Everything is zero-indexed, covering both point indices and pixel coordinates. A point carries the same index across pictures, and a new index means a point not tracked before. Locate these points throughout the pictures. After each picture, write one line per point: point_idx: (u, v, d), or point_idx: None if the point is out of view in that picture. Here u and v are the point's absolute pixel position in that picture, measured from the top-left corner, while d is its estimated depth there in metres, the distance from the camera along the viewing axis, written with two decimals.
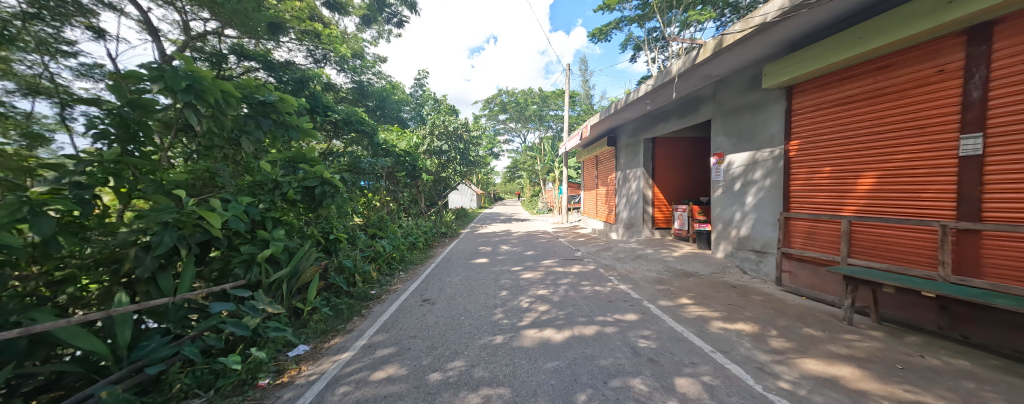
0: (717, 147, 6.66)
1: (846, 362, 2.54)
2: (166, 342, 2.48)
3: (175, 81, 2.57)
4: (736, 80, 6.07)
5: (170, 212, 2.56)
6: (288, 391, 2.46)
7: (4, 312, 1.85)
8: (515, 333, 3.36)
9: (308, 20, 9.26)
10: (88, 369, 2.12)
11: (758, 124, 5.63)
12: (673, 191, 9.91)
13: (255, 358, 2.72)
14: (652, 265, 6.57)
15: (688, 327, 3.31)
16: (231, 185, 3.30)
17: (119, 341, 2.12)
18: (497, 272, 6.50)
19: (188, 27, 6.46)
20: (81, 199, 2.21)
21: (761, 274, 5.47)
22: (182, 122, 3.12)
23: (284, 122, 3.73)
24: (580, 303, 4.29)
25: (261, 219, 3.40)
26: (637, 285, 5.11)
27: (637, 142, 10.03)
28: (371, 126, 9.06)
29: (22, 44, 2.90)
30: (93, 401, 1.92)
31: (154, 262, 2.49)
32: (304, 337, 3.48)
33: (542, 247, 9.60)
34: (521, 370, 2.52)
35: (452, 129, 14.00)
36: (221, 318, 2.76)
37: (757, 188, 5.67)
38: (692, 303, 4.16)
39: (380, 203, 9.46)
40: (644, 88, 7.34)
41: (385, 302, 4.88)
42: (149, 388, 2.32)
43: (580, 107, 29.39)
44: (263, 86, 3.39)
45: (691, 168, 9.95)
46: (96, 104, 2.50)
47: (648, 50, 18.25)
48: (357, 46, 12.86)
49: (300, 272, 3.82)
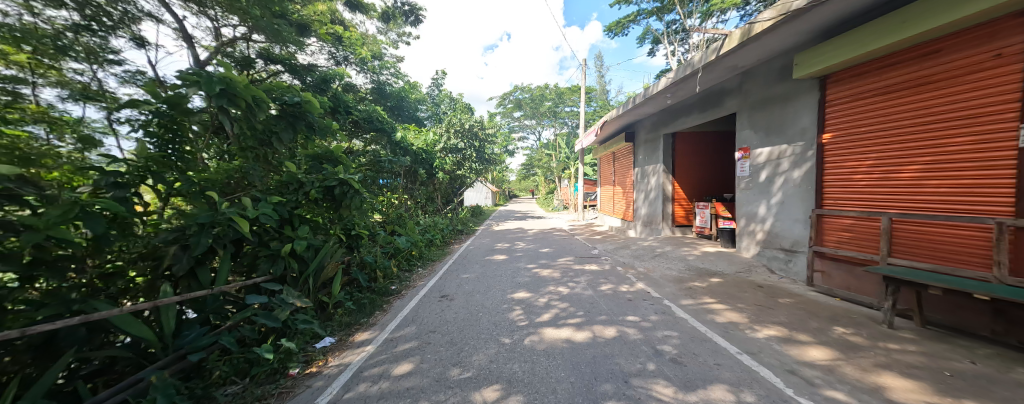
0: (743, 141, 6.41)
1: (888, 368, 2.41)
2: (205, 332, 2.63)
3: (208, 87, 2.74)
4: (763, 70, 5.80)
5: (207, 216, 2.69)
6: (317, 381, 2.58)
7: (67, 301, 2.03)
8: (533, 330, 3.37)
9: (330, 23, 9.61)
10: (139, 355, 2.30)
11: (788, 116, 5.36)
12: (693, 188, 9.63)
13: (286, 348, 2.86)
14: (672, 263, 6.43)
15: (712, 328, 3.22)
16: (261, 184, 3.46)
17: (165, 329, 2.29)
18: (513, 269, 6.52)
19: (220, 34, 6.88)
20: (119, 198, 2.34)
21: (790, 274, 5.24)
22: (217, 123, 3.23)
23: (311, 123, 3.87)
24: (599, 301, 4.27)
25: (288, 217, 3.56)
26: (657, 284, 5.02)
27: (655, 138, 9.82)
28: (389, 126, 9.30)
29: (74, 53, 3.28)
30: (145, 384, 2.07)
31: (191, 261, 2.64)
32: (330, 330, 3.63)
33: (558, 244, 9.55)
34: (540, 367, 2.54)
35: (468, 127, 14.12)
36: (255, 310, 2.94)
37: (785, 183, 5.42)
38: (716, 303, 4.04)
39: (398, 201, 9.72)
40: (663, 82, 7.14)
41: (405, 297, 5.01)
42: (191, 374, 2.49)
43: (596, 103, 28.99)
44: (290, 87, 3.56)
45: (712, 164, 9.65)
46: (137, 105, 2.67)
47: (667, 43, 17.72)
48: (377, 47, 13.45)
49: (325, 266, 3.99)
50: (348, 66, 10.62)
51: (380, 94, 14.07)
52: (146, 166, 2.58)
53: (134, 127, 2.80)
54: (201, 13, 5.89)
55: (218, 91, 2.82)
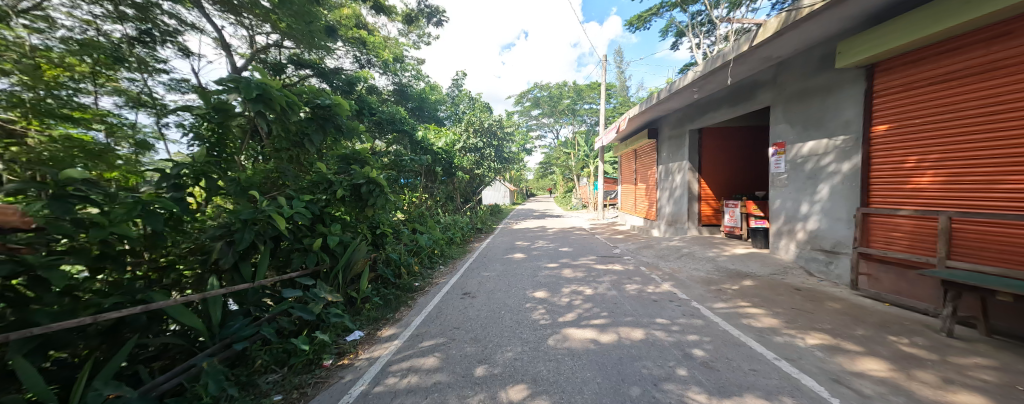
0: (778, 136, 6.11)
1: (947, 381, 2.23)
2: (247, 323, 2.80)
3: (247, 92, 2.92)
4: (801, 60, 5.48)
5: (250, 213, 2.85)
6: (349, 373, 2.68)
7: (132, 291, 2.22)
8: (556, 330, 3.35)
9: (355, 27, 9.92)
10: (189, 343, 2.48)
11: (829, 108, 5.03)
12: (720, 186, 9.30)
13: (320, 340, 2.98)
14: (700, 263, 6.20)
15: (746, 333, 3.08)
16: (294, 183, 3.64)
17: (213, 320, 2.45)
18: (534, 268, 6.50)
19: (254, 42, 7.26)
20: (176, 198, 2.54)
21: (831, 277, 4.93)
22: (254, 126, 3.41)
23: (339, 125, 4.02)
24: (623, 302, 4.19)
25: (320, 215, 3.71)
26: (684, 286, 4.86)
27: (680, 134, 9.51)
28: (410, 126, 9.51)
29: (128, 64, 3.62)
30: (196, 370, 2.23)
31: (235, 255, 2.81)
32: (359, 324, 3.76)
33: (578, 243, 9.42)
34: (565, 367, 2.53)
35: (487, 126, 14.28)
36: (291, 303, 3.09)
37: (827, 180, 5.09)
38: (750, 307, 3.86)
39: (419, 200, 9.92)
40: (690, 76, 6.87)
41: (428, 294, 5.12)
42: (236, 362, 2.66)
43: (616, 100, 28.38)
44: (321, 91, 3.72)
45: (739, 160, 9.32)
46: (190, 110, 2.95)
47: (692, 36, 17.06)
48: (398, 50, 13.75)
49: (353, 262, 4.14)
50: (372, 69, 10.93)
51: (402, 95, 14.37)
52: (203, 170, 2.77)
53: (187, 130, 3.07)
54: (236, 22, 6.24)
55: (256, 95, 3.01)
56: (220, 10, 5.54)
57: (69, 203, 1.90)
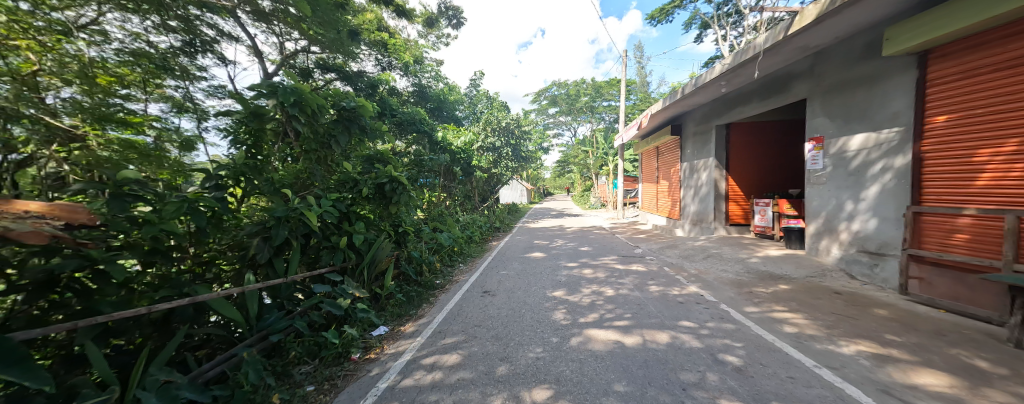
0: (816, 130, 5.76)
1: (1016, 396, 2.02)
2: (281, 316, 2.94)
3: (284, 97, 3.10)
4: (842, 49, 5.15)
5: (284, 211, 2.99)
6: (376, 366, 2.76)
7: (180, 284, 2.37)
8: (578, 330, 3.31)
9: (378, 31, 10.19)
10: (229, 334, 2.62)
11: (875, 99, 4.69)
12: (748, 184, 8.93)
13: (348, 335, 3.09)
14: (728, 265, 5.96)
15: (781, 338, 2.94)
16: (323, 183, 3.77)
17: (251, 312, 2.59)
18: (553, 267, 6.45)
19: (284, 48, 7.61)
20: (217, 197, 2.71)
21: (876, 281, 4.60)
22: (286, 129, 3.58)
23: (364, 126, 4.14)
24: (647, 303, 4.09)
25: (346, 214, 3.84)
26: (712, 288, 4.68)
27: (706, 130, 9.16)
28: (429, 126, 9.66)
29: (172, 72, 4.02)
30: (237, 359, 2.36)
31: (270, 251, 2.96)
32: (384, 319, 3.87)
33: (599, 243, 9.28)
34: (588, 368, 2.50)
35: (505, 125, 14.35)
36: (321, 298, 3.21)
37: (874, 176, 4.73)
38: (785, 311, 3.66)
39: (438, 199, 10.08)
40: (717, 69, 6.58)
41: (449, 291, 5.19)
42: (272, 353, 2.79)
43: (636, 96, 27.67)
44: (346, 93, 3.85)
45: (768, 157, 8.93)
46: (230, 115, 3.14)
47: (717, 28, 16.35)
48: (418, 52, 13.99)
49: (378, 259, 4.25)
50: (393, 71, 11.19)
51: (421, 96, 14.56)
52: (242, 171, 2.92)
53: (226, 133, 3.23)
54: (268, 30, 6.57)
55: (291, 100, 3.18)
56: (253, 19, 5.83)
57: (126, 202, 2.06)
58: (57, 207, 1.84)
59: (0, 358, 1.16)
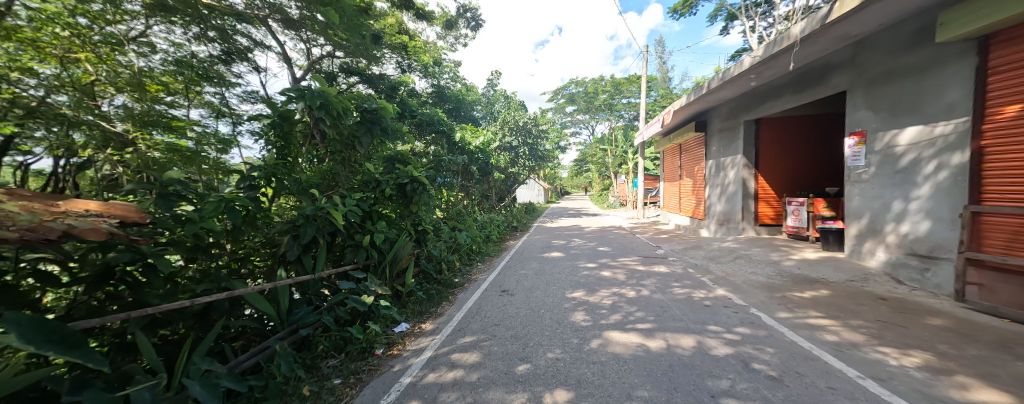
0: (857, 124, 5.38)
1: None
2: (310, 311, 3.06)
3: (312, 101, 3.23)
4: (888, 36, 4.78)
5: (312, 210, 3.10)
6: (399, 362, 2.82)
7: (219, 278, 2.51)
8: (599, 332, 3.25)
9: (398, 34, 10.41)
10: (263, 327, 2.75)
11: (927, 89, 4.33)
12: (779, 182, 8.50)
13: (372, 331, 3.18)
14: (758, 267, 5.68)
15: (819, 346, 2.77)
16: (347, 183, 3.89)
17: (282, 307, 2.71)
18: (572, 267, 6.37)
19: (310, 54, 7.93)
20: (250, 197, 2.85)
21: (928, 286, 4.24)
22: (313, 131, 3.73)
23: (385, 127, 4.23)
24: (670, 306, 3.97)
25: (369, 213, 3.94)
26: (741, 291, 4.47)
27: (733, 126, 8.76)
28: (448, 127, 9.80)
29: (210, 81, 4.74)
30: (269, 351, 2.47)
31: (299, 249, 3.08)
32: (405, 316, 3.95)
33: (619, 243, 9.09)
34: (610, 371, 2.46)
35: (522, 124, 14.36)
36: (347, 295, 3.32)
37: (926, 173, 4.37)
38: (822, 318, 3.44)
39: (456, 198, 10.21)
40: (747, 62, 6.27)
41: (468, 290, 5.23)
42: (302, 346, 2.92)
43: (657, 92, 26.87)
44: (368, 96, 3.95)
45: (801, 154, 8.47)
46: (261, 119, 3.30)
47: (745, 19, 15.57)
48: (437, 53, 14.19)
49: (399, 257, 4.35)
50: (413, 73, 11.42)
51: (440, 97, 14.71)
52: (272, 173, 3.05)
53: (258, 136, 3.42)
54: (296, 37, 6.86)
55: (318, 103, 3.30)
56: (283, 27, 6.10)
57: (170, 201, 2.21)
58: (111, 205, 2.00)
59: (59, 341, 1.25)
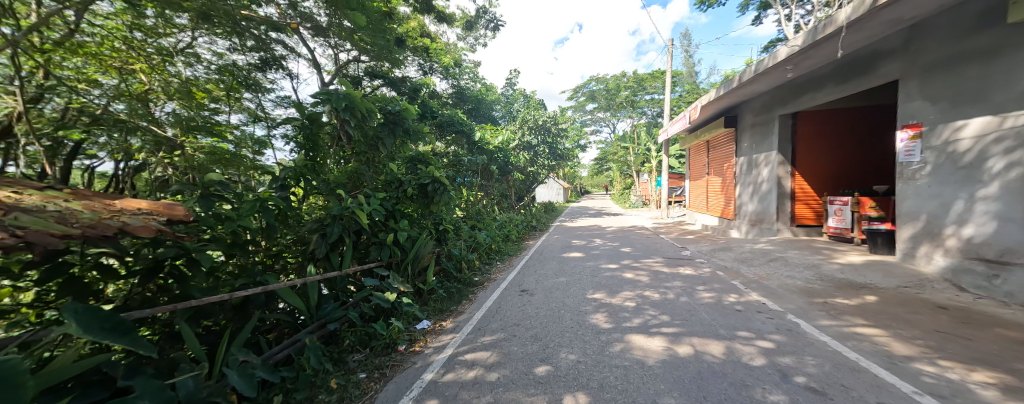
0: (912, 115, 4.93)
1: None
2: (337, 306, 3.17)
3: (337, 103, 3.36)
4: (948, 18, 4.35)
5: (339, 209, 3.21)
6: (421, 358, 2.87)
7: (255, 273, 2.65)
8: (621, 335, 3.17)
9: (421, 37, 10.63)
10: (294, 320, 2.89)
11: (996, 75, 3.91)
12: (818, 181, 7.97)
13: (394, 327, 3.25)
14: (795, 271, 5.34)
15: (866, 357, 2.55)
16: (371, 182, 3.99)
17: (311, 301, 2.82)
18: (593, 268, 6.25)
19: (338, 59, 8.25)
20: (281, 197, 3.00)
21: (997, 295, 3.81)
22: (339, 133, 3.86)
23: (407, 128, 4.32)
24: (698, 310, 3.80)
25: (392, 212, 4.04)
26: (777, 296, 4.21)
27: (767, 121, 8.28)
28: (468, 127, 9.90)
29: (252, 87, 5.25)
30: (300, 344, 2.59)
31: (326, 247, 3.20)
32: (427, 314, 4.02)
33: (642, 243, 8.83)
34: (634, 375, 2.38)
35: (541, 123, 14.27)
36: (371, 291, 3.42)
37: (997, 169, 3.93)
38: (870, 327, 3.17)
39: (476, 198, 10.30)
40: (782, 52, 5.90)
41: (487, 289, 5.25)
42: (329, 340, 3.04)
43: (683, 88, 25.83)
44: (391, 98, 4.04)
45: (842, 150, 7.93)
46: (291, 122, 3.45)
47: (780, 7, 14.63)
48: (457, 55, 14.36)
49: (420, 256, 4.42)
50: (434, 75, 11.64)
51: (461, 98, 14.83)
52: (301, 173, 3.18)
53: (289, 140, 3.58)
54: (324, 44, 7.16)
55: (344, 106, 3.43)
56: (313, 34, 6.39)
57: (211, 201, 2.36)
58: (159, 204, 2.15)
59: (111, 328, 1.36)
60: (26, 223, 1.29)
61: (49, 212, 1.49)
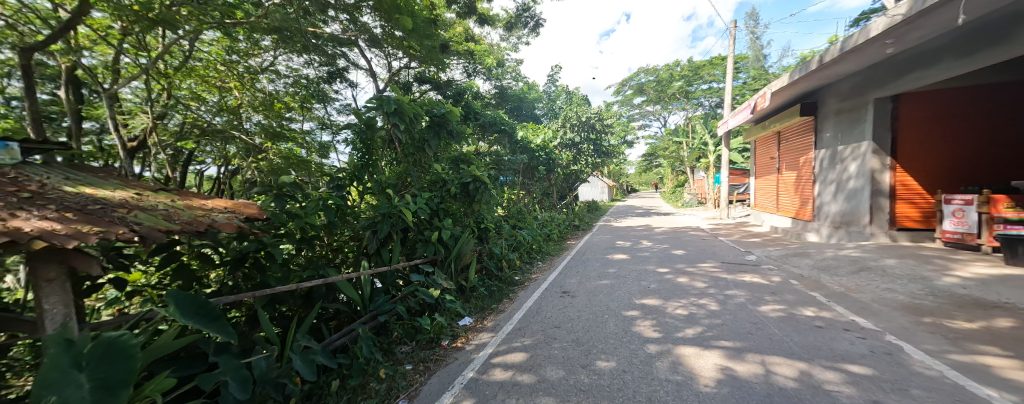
0: None
1: None
2: (387, 300, 3.37)
3: (388, 108, 3.59)
4: None
5: (387, 207, 3.40)
6: (462, 355, 2.94)
7: (318, 266, 2.90)
8: (673, 346, 2.92)
9: (466, 41, 10.93)
10: (350, 310, 3.12)
11: None
12: (927, 175, 6.63)
13: (438, 323, 3.36)
14: (896, 283, 4.47)
15: (1001, 396, 2.03)
16: (418, 182, 4.18)
17: (365, 294, 3.03)
18: (641, 271, 5.88)
19: (389, 66, 8.79)
20: (339, 195, 3.27)
21: None
22: (390, 136, 4.10)
23: (451, 129, 4.47)
24: (766, 323, 3.36)
25: (437, 210, 4.19)
26: (869, 312, 3.57)
27: (857, 105, 7.07)
28: (510, 126, 9.96)
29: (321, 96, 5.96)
30: (354, 333, 2.79)
31: (377, 242, 3.42)
32: (469, 311, 4.11)
33: (696, 246, 8.11)
34: (687, 392, 2.18)
35: (586, 119, 13.81)
36: (417, 287, 3.59)
37: None
38: (1005, 357, 2.53)
39: (518, 197, 10.33)
40: (879, 24, 4.97)
41: (528, 289, 5.22)
42: (380, 331, 3.24)
43: (748, 74, 23.21)
44: (437, 101, 4.20)
45: (962, 137, 6.50)
46: (349, 126, 3.75)
47: None
48: (501, 55, 14.51)
49: (463, 254, 4.53)
50: (478, 76, 11.90)
51: (503, 97, 14.92)
52: (355, 174, 3.46)
53: (348, 143, 3.90)
54: (377, 54, 7.69)
55: (394, 110, 3.65)
56: (369, 46, 6.90)
57: (283, 200, 2.65)
58: (239, 204, 2.45)
59: (204, 314, 1.58)
60: (143, 220, 1.54)
61: (158, 210, 1.77)
